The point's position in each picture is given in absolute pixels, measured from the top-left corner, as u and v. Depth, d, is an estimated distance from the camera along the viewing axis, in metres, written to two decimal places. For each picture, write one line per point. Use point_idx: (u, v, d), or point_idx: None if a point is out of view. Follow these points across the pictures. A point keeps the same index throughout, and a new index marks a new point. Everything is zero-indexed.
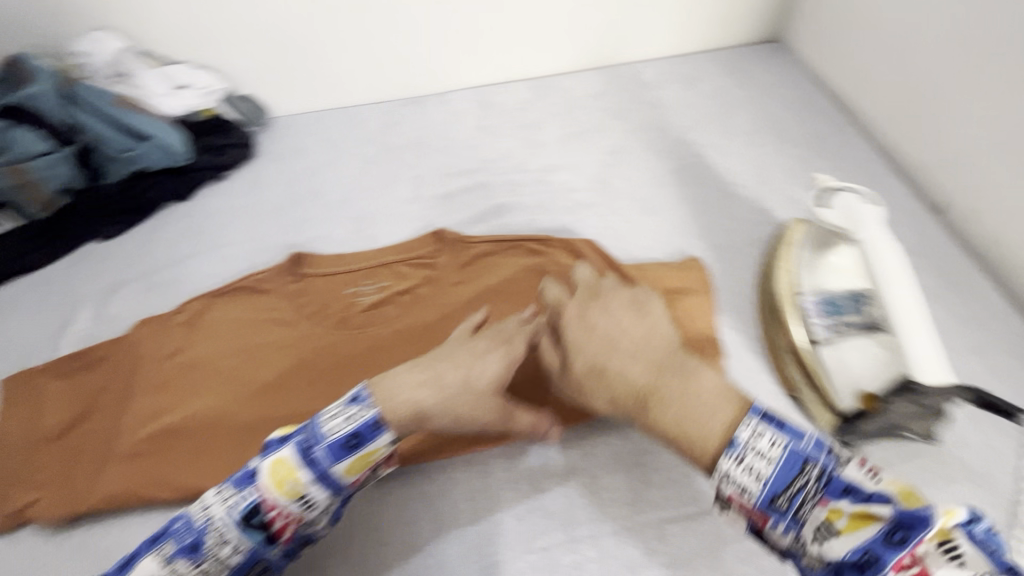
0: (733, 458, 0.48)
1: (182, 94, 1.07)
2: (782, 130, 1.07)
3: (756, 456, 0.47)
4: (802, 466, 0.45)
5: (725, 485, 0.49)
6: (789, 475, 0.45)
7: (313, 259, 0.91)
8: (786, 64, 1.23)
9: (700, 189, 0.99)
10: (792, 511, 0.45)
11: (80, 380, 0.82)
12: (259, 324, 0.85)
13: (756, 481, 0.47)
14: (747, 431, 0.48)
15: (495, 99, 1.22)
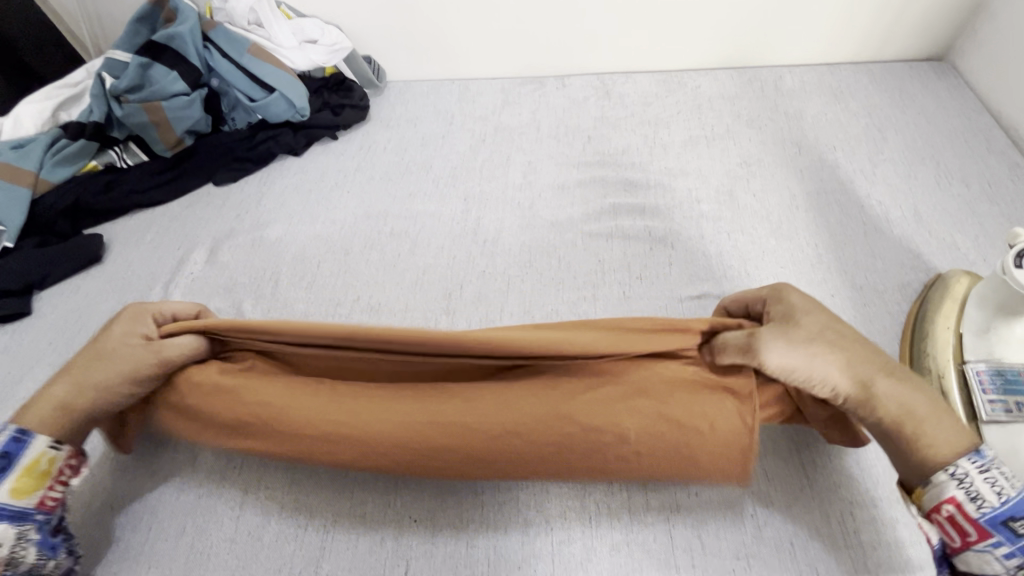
0: (948, 473, 0.51)
1: (309, 50, 1.07)
2: (942, 164, 0.96)
3: (962, 473, 0.51)
4: (964, 469, 0.51)
5: (934, 496, 0.51)
6: (976, 481, 0.50)
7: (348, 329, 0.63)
8: (951, 88, 1.09)
9: (842, 218, 0.89)
10: (984, 518, 0.50)
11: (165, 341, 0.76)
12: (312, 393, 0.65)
13: (967, 492, 0.50)
14: (958, 458, 0.51)
15: (618, 89, 1.16)
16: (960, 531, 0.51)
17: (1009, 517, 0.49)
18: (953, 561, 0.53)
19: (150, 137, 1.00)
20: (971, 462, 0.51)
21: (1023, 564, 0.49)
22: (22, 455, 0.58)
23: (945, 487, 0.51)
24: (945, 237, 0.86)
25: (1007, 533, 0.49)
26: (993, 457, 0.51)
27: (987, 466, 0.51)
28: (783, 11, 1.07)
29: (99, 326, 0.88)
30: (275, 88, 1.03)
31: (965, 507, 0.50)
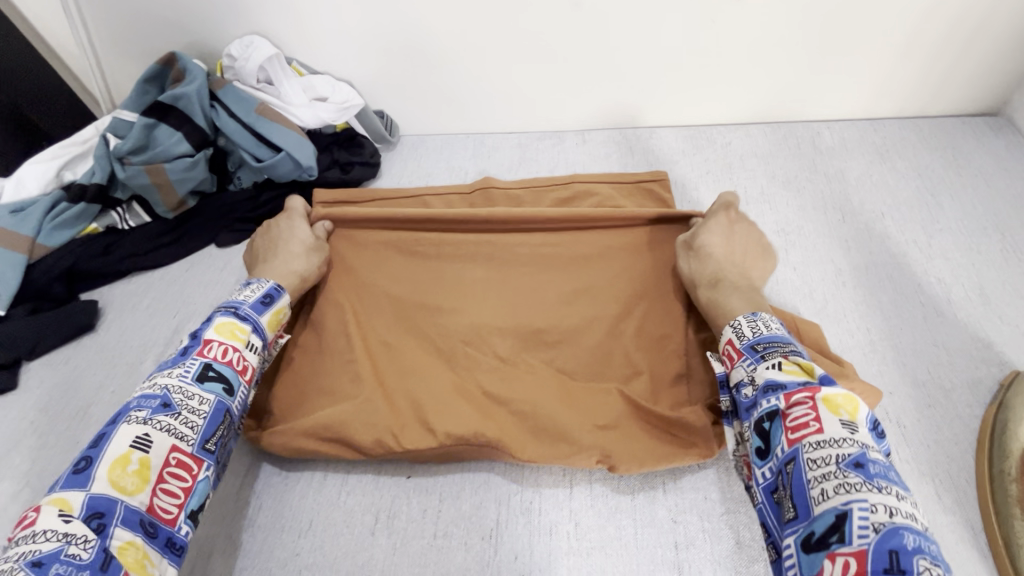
0: (748, 320, 0.61)
1: (318, 107, 1.03)
2: (1010, 235, 0.86)
3: (762, 324, 0.60)
4: (790, 340, 0.58)
5: (727, 333, 0.62)
6: (781, 338, 0.57)
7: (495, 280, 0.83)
8: (1011, 147, 1.00)
9: (895, 297, 0.80)
10: (761, 353, 0.57)
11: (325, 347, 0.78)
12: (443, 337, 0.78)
13: (751, 331, 0.60)
14: (769, 316, 0.61)
15: (642, 145, 1.10)
16: (731, 357, 0.60)
17: (753, 342, 0.58)
18: (728, 390, 0.61)
19: (152, 198, 0.96)
20: (747, 319, 0.62)
21: (754, 370, 0.56)
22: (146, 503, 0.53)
23: (737, 325, 0.61)
24: (1018, 323, 0.76)
25: (750, 352, 0.58)
26: (765, 317, 0.61)
27: (757, 320, 0.61)
28: (820, 68, 1.00)
29: (84, 405, 0.82)
30: (282, 147, 0.98)
31: (735, 341, 0.61)
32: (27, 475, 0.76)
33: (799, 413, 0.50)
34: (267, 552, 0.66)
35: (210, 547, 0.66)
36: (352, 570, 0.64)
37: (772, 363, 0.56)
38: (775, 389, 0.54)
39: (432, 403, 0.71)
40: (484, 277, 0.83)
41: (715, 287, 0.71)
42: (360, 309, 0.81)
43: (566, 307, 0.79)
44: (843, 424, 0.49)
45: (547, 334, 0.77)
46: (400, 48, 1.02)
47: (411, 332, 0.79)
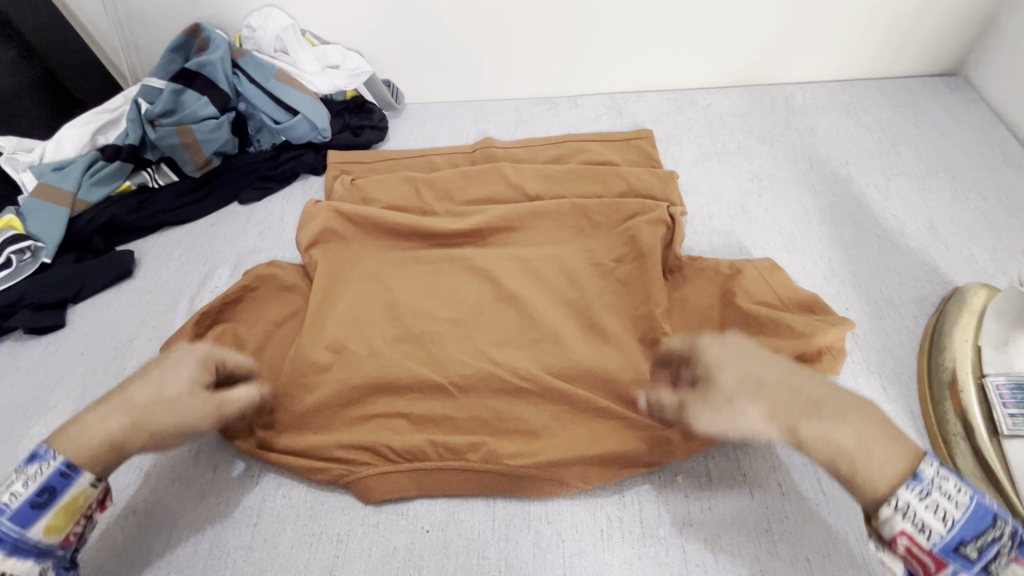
0: (916, 492, 0.50)
1: (331, 74, 1.12)
2: (960, 178, 0.95)
3: (940, 494, 0.50)
4: (992, 520, 0.49)
5: (897, 521, 0.51)
6: (978, 524, 0.49)
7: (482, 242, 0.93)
8: (966, 103, 1.09)
9: (854, 230, 0.89)
10: (981, 561, 0.49)
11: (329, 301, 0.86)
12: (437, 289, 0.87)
13: (941, 520, 0.49)
14: (932, 471, 0.51)
15: (629, 108, 1.19)
16: (922, 561, 0.50)
17: (951, 545, 0.49)
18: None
19: (181, 158, 1.05)
20: (910, 491, 0.51)
21: None
22: (65, 491, 0.56)
23: (914, 512, 0.50)
24: (962, 250, 0.85)
25: (959, 560, 0.49)
26: (940, 481, 0.50)
27: (926, 490, 0.50)
28: (792, 33, 1.09)
29: (127, 339, 0.91)
30: (299, 111, 1.07)
31: (916, 537, 0.50)
32: (81, 397, 0.85)
33: None
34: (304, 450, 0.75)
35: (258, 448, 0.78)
36: (376, 462, 0.74)
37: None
38: None
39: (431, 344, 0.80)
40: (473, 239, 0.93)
41: (815, 414, 0.55)
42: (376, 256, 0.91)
43: (548, 264, 0.88)
44: None
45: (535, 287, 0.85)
46: (405, 18, 1.11)
47: (420, 271, 0.89)
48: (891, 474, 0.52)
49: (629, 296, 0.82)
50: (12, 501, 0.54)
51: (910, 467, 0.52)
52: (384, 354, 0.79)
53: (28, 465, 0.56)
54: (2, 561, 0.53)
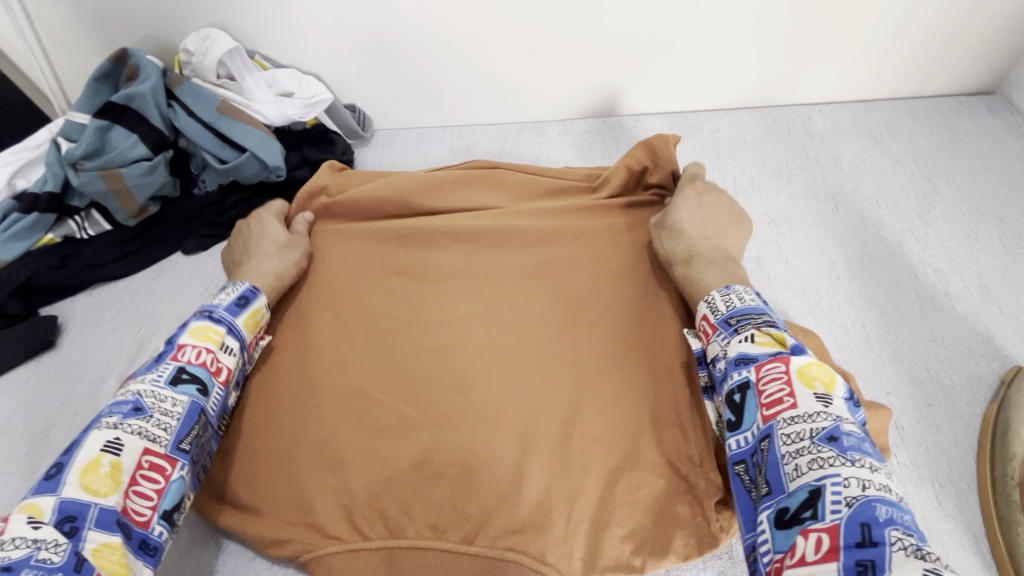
0: (713, 297, 0.60)
1: (283, 103, 0.97)
2: (1009, 221, 0.83)
3: (728, 297, 0.59)
4: (762, 312, 0.56)
5: (702, 309, 0.61)
6: (755, 309, 0.56)
7: (459, 306, 0.80)
8: (1009, 127, 0.96)
9: (890, 290, 0.77)
10: (734, 327, 0.55)
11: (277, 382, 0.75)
12: (405, 367, 0.75)
13: (725, 306, 0.58)
14: (744, 289, 0.60)
15: (626, 134, 1.05)
16: (705, 332, 0.59)
17: (728, 316, 0.57)
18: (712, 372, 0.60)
19: (111, 205, 0.91)
20: (720, 292, 0.60)
21: (727, 345, 0.55)
22: (254, 300, 0.68)
23: (709, 299, 0.60)
24: (1018, 315, 0.73)
25: (726, 328, 0.56)
26: (739, 290, 0.59)
27: (731, 292, 0.59)
28: (810, 49, 0.95)
29: (42, 430, 0.77)
30: (247, 148, 0.92)
31: (709, 316, 0.59)
32: None
33: (774, 385, 0.48)
34: (258, 546, 0.66)
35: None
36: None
37: (744, 335, 0.54)
38: (745, 360, 0.52)
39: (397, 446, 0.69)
40: (450, 303, 0.80)
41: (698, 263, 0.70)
42: (345, 329, 0.80)
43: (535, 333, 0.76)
44: (815, 395, 0.47)
45: (517, 362, 0.74)
46: (370, 38, 0.96)
47: (394, 316, 0.80)
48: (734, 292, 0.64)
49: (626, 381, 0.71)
50: (219, 303, 0.66)
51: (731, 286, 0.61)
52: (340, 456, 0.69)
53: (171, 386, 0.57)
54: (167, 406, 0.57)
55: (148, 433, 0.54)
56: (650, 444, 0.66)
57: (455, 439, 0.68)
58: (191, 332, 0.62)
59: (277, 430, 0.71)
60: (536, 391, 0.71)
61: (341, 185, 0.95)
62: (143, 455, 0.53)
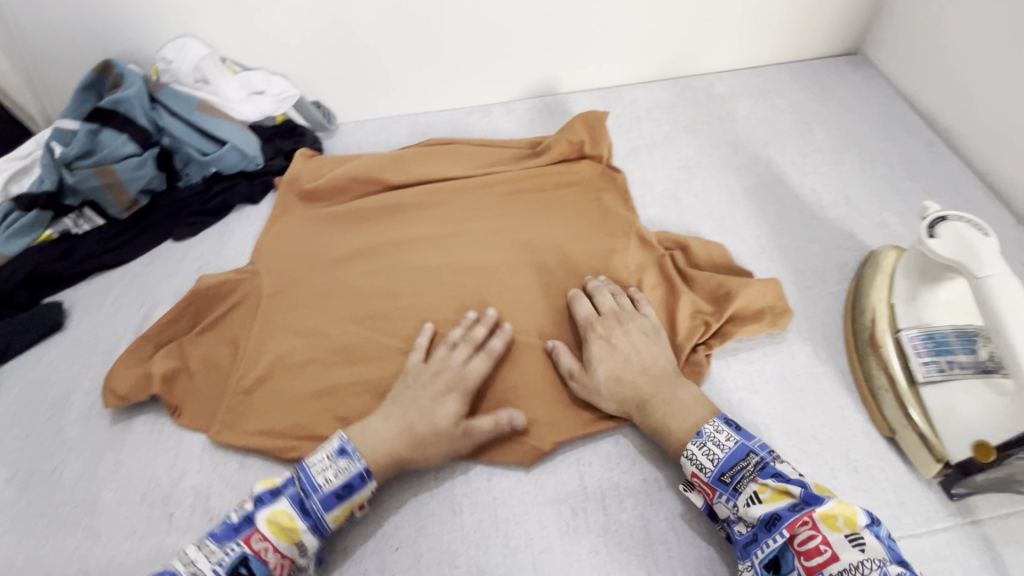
0: (697, 444, 0.65)
1: (256, 101, 1.10)
2: (867, 149, 1.03)
3: (714, 443, 0.65)
4: (746, 455, 0.63)
5: (688, 465, 0.66)
6: (734, 459, 0.63)
7: (428, 255, 0.94)
8: (867, 79, 1.17)
9: (776, 208, 0.95)
10: (732, 485, 0.62)
11: (273, 328, 0.88)
12: (385, 304, 0.89)
13: (710, 461, 0.64)
14: (711, 428, 0.66)
15: (560, 109, 1.22)
16: (705, 492, 0.64)
17: (719, 472, 0.63)
18: (718, 520, 0.65)
19: (105, 200, 1.01)
20: (694, 443, 0.65)
21: (736, 505, 0.61)
22: (358, 490, 0.66)
23: (692, 458, 0.65)
24: (873, 216, 0.92)
25: (723, 486, 0.62)
26: (710, 433, 0.65)
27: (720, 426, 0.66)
28: (703, 26, 1.15)
29: (63, 396, 0.86)
30: (227, 141, 1.05)
31: (699, 473, 0.65)
32: (16, 463, 0.80)
33: (811, 543, 0.54)
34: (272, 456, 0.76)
35: (208, 489, 0.75)
36: None
37: (747, 494, 0.60)
38: (770, 523, 0.57)
39: (383, 367, 0.82)
40: (423, 253, 0.95)
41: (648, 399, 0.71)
42: (330, 281, 0.93)
43: (491, 269, 0.91)
44: (848, 539, 0.53)
45: (474, 294, 0.89)
46: (330, 40, 1.10)
47: (376, 266, 0.94)
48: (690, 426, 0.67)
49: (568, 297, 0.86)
50: (323, 486, 0.64)
51: (698, 427, 0.66)
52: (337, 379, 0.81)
53: (341, 458, 0.66)
54: (300, 546, 0.63)
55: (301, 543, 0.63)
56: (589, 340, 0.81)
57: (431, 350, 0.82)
58: (270, 516, 0.63)
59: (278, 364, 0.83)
60: (496, 312, 0.86)
61: (316, 169, 1.08)
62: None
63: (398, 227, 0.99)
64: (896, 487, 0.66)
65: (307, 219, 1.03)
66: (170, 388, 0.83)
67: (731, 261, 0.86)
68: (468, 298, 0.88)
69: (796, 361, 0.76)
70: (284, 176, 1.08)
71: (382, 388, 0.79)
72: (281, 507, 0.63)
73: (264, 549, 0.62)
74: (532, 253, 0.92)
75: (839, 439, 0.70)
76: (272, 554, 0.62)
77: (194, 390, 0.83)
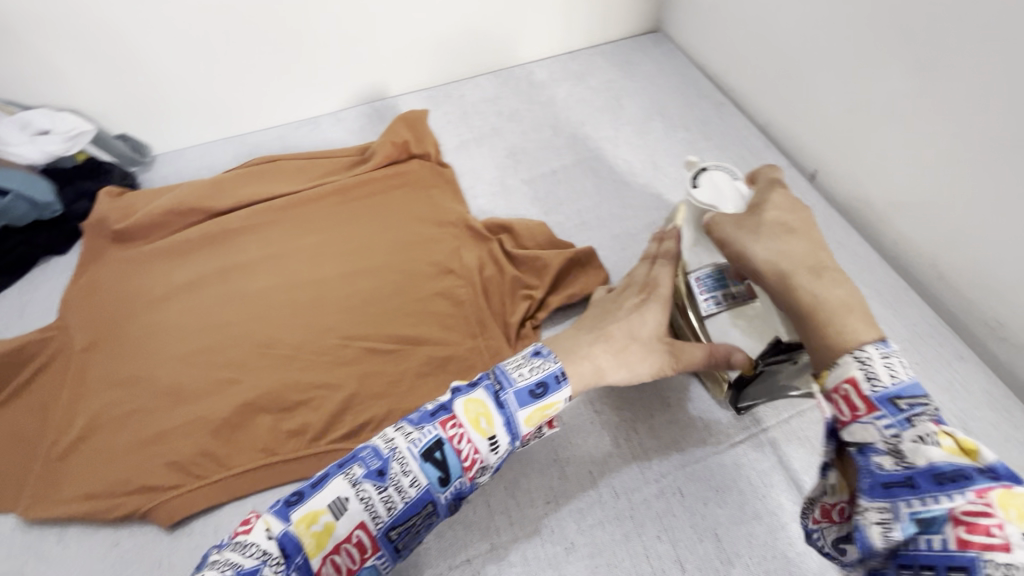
0: (881, 352, 0.45)
1: (41, 141, 0.98)
2: (670, 116, 1.13)
3: (889, 362, 0.44)
4: (931, 392, 0.43)
5: (849, 368, 0.45)
6: (921, 387, 0.43)
7: (257, 278, 0.91)
8: (668, 54, 1.29)
9: (593, 181, 1.02)
10: (906, 412, 0.42)
11: (88, 384, 0.81)
12: (213, 336, 0.84)
13: (891, 376, 0.43)
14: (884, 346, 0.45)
15: (391, 112, 1.22)
16: (853, 404, 0.44)
17: (895, 393, 0.43)
18: (837, 441, 0.46)
19: None
20: (877, 349, 0.45)
21: (894, 436, 0.41)
22: (549, 395, 0.57)
23: (868, 362, 0.44)
24: (676, 176, 1.02)
25: (892, 408, 0.42)
26: (900, 352, 0.45)
27: (892, 355, 0.45)
28: (514, 18, 1.20)
29: None
30: (7, 190, 0.91)
31: (858, 383, 0.44)
32: None
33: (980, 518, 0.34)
34: (94, 520, 0.70)
35: (21, 571, 0.68)
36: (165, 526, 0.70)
37: (920, 429, 0.41)
38: (942, 478, 0.38)
39: (212, 400, 0.78)
40: (253, 276, 0.91)
41: (815, 275, 0.52)
42: (150, 322, 0.87)
43: (324, 280, 0.90)
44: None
45: (308, 308, 0.87)
46: (123, 67, 1.03)
47: (203, 298, 0.89)
48: (864, 331, 0.47)
49: (403, 295, 0.87)
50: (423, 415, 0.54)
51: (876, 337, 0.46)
52: (162, 425, 0.76)
53: (536, 358, 0.60)
54: (493, 441, 0.54)
55: (372, 507, 0.49)
56: (425, 333, 0.83)
57: (265, 374, 0.80)
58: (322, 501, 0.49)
59: (93, 421, 0.77)
60: (332, 322, 0.85)
61: (127, 207, 1.00)
62: (257, 519, 0.49)
63: (224, 255, 0.94)
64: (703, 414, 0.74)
65: (119, 262, 0.95)
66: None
67: (553, 236, 0.91)
68: (301, 316, 0.86)
69: None
70: (89, 219, 0.99)
71: (211, 426, 0.75)
72: (478, 395, 0.55)
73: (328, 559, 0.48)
74: (364, 258, 0.92)
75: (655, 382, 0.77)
76: (466, 443, 0.53)
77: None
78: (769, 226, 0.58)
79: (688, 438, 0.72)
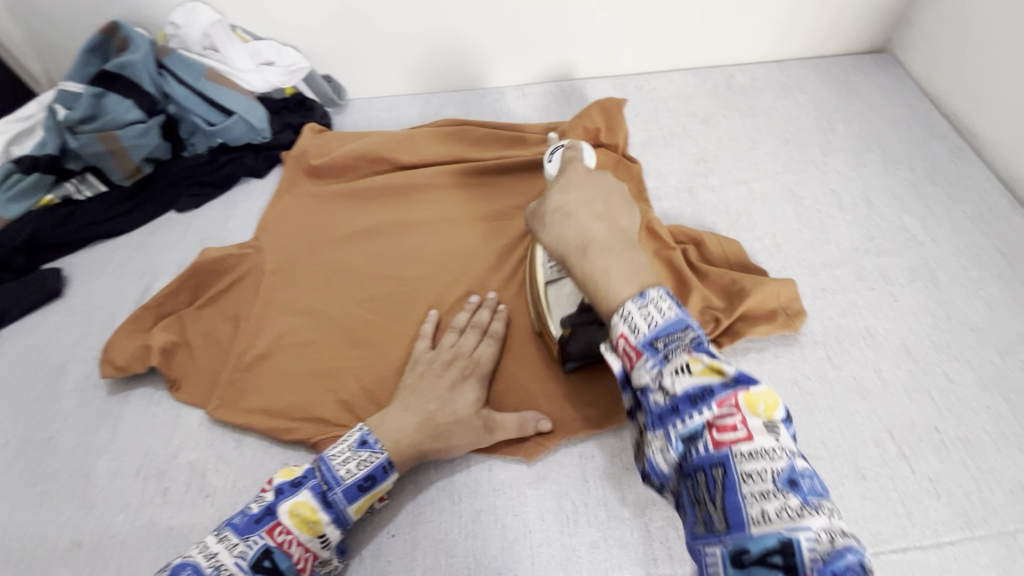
0: (637, 304, 0.48)
1: (265, 72, 1.07)
2: (889, 149, 1.01)
3: (654, 306, 0.48)
4: (682, 328, 0.46)
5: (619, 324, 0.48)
6: (674, 327, 0.46)
7: (432, 238, 0.92)
8: (893, 78, 1.14)
9: (795, 206, 0.93)
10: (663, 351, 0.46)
11: (274, 303, 0.86)
12: (385, 286, 0.87)
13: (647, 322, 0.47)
14: (654, 292, 0.48)
15: (576, 95, 1.19)
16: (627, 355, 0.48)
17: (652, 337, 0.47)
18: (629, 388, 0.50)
19: (108, 165, 0.99)
20: (634, 303, 0.48)
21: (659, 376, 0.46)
22: (381, 482, 0.64)
23: (627, 314, 0.48)
24: (894, 220, 0.90)
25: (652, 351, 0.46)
26: (654, 296, 0.48)
27: (650, 302, 0.48)
28: (728, 17, 1.11)
29: (62, 363, 0.85)
30: (234, 112, 1.03)
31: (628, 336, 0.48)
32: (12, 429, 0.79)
33: (727, 418, 0.42)
34: (269, 435, 0.76)
35: (204, 465, 0.74)
36: None
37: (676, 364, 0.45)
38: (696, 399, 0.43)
39: (380, 350, 0.80)
40: (429, 235, 0.93)
41: (587, 252, 0.53)
42: (331, 259, 0.91)
43: (496, 256, 0.89)
44: (766, 427, 0.41)
45: (478, 280, 0.87)
46: (343, 14, 1.07)
47: (380, 247, 0.92)
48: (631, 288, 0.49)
49: None
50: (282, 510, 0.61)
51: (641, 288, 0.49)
52: (334, 361, 0.80)
53: (363, 449, 0.65)
54: (323, 540, 0.62)
55: None
56: None
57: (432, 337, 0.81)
58: None
59: (275, 342, 0.82)
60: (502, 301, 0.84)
61: (324, 146, 1.05)
62: None
63: (403, 209, 0.97)
64: (903, 497, 0.65)
65: (309, 197, 1.00)
66: (168, 361, 0.81)
67: (745, 258, 0.84)
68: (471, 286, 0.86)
69: (807, 364, 0.75)
70: (290, 151, 1.05)
71: (378, 374, 0.78)
72: (304, 499, 0.62)
73: (287, 541, 0.60)
74: None
75: (848, 447, 0.68)
76: (297, 547, 0.61)
77: (194, 364, 0.82)
78: (550, 212, 0.57)
79: (882, 519, 0.63)
